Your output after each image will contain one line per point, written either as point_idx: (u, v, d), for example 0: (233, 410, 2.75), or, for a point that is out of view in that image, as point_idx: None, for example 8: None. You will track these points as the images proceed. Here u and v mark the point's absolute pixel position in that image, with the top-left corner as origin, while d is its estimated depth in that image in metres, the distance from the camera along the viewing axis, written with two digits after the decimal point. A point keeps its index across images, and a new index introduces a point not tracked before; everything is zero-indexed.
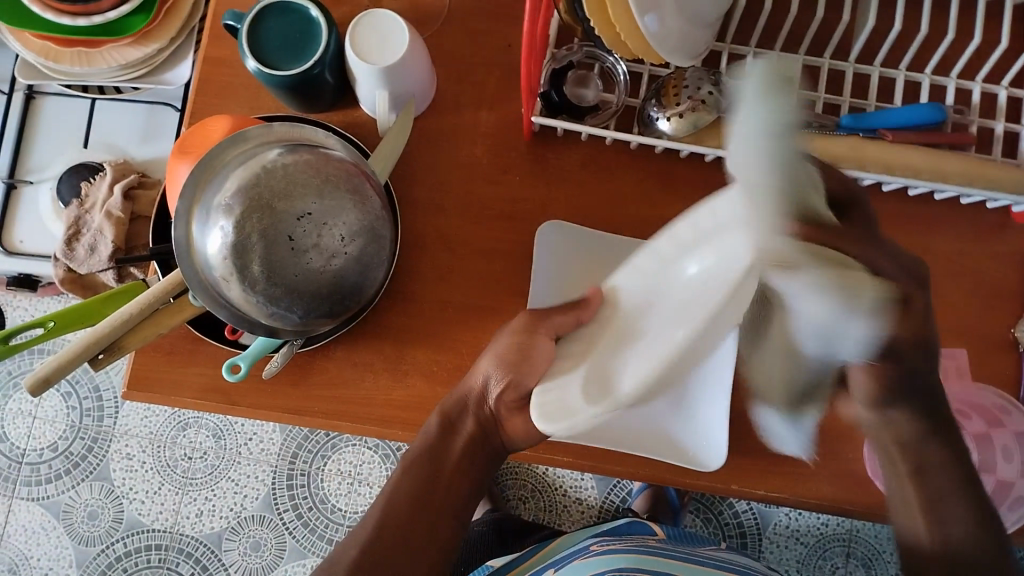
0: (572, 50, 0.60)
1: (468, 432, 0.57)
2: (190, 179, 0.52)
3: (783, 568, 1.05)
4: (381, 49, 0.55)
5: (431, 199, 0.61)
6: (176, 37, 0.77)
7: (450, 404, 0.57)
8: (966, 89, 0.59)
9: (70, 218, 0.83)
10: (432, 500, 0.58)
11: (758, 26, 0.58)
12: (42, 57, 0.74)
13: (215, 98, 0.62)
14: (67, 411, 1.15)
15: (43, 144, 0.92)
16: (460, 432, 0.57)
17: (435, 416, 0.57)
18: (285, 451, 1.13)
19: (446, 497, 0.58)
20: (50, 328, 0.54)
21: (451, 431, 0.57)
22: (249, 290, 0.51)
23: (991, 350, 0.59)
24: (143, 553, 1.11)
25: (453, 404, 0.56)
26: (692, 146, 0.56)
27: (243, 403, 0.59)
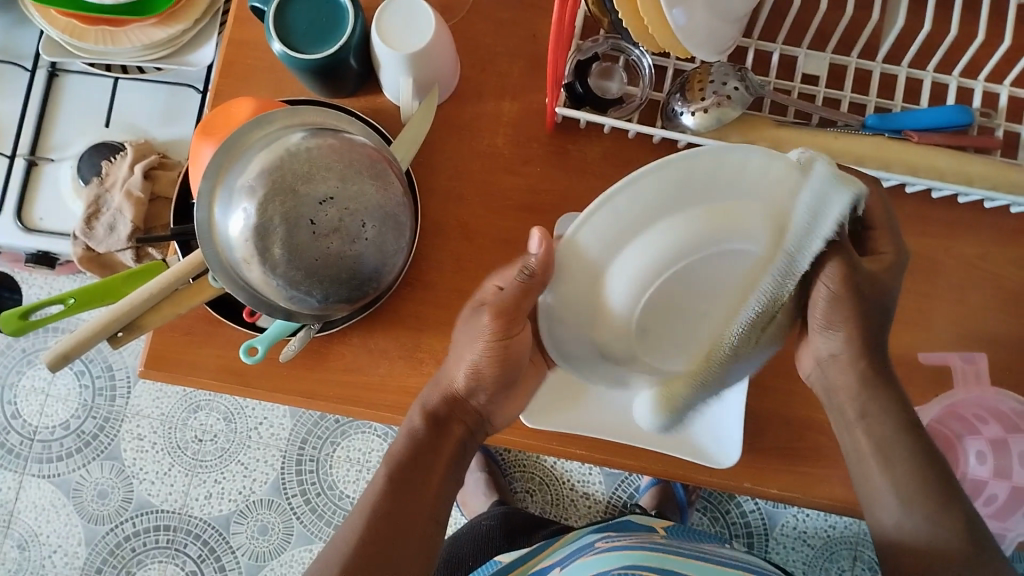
0: (597, 42, 0.59)
1: (458, 431, 0.53)
2: (214, 160, 0.52)
3: (789, 569, 1.05)
4: (406, 36, 0.55)
5: (452, 188, 0.61)
6: (200, 20, 0.77)
7: (437, 402, 0.53)
8: (994, 92, 0.59)
9: (90, 196, 0.83)
10: (427, 505, 0.50)
11: (786, 23, 0.58)
12: (67, 34, 0.74)
13: (239, 81, 0.63)
14: (80, 390, 1.16)
15: (65, 122, 0.92)
16: (450, 426, 0.53)
17: (420, 412, 0.53)
18: (295, 436, 1.14)
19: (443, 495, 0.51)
20: (71, 304, 0.54)
21: (440, 428, 0.52)
22: (270, 273, 0.51)
23: (1010, 356, 0.59)
24: (151, 533, 1.12)
25: (442, 402, 0.52)
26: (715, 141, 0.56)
27: (258, 386, 0.59)
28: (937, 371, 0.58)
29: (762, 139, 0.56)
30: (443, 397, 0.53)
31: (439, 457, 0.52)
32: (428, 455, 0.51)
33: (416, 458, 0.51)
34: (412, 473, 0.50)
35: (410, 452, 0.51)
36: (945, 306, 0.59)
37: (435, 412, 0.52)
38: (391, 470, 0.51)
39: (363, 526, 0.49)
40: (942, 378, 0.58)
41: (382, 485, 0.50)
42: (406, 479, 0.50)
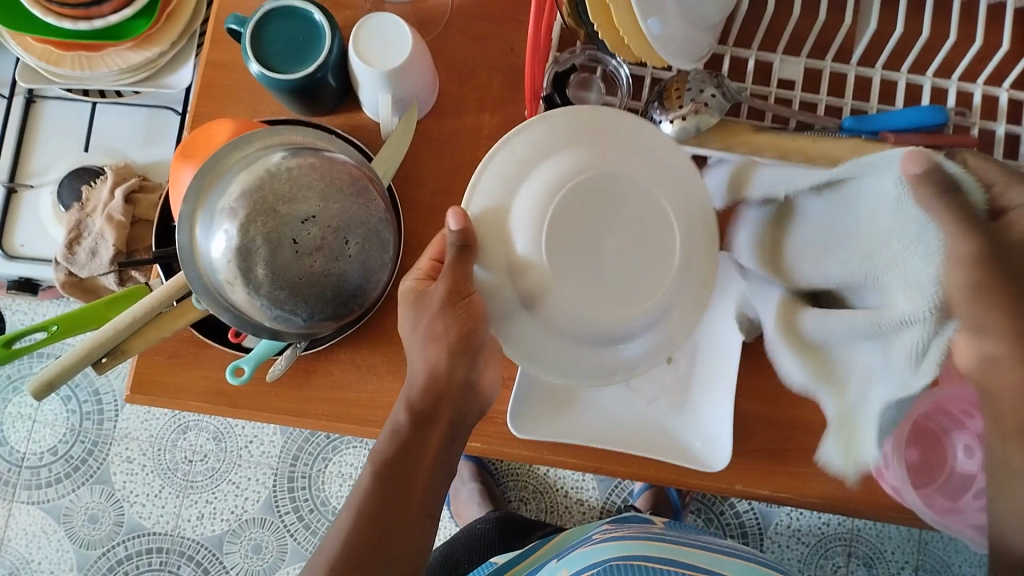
0: (573, 53, 0.60)
1: (443, 421, 0.50)
2: (194, 183, 0.52)
3: (784, 568, 1.05)
4: (386, 52, 0.55)
5: (434, 202, 0.62)
6: (176, 41, 0.77)
7: (416, 399, 0.49)
8: (967, 91, 0.60)
9: (72, 221, 0.83)
10: (413, 506, 0.49)
11: (760, 29, 0.58)
12: (43, 61, 0.74)
13: (218, 102, 0.63)
14: (67, 415, 1.15)
15: (44, 147, 0.92)
16: (435, 423, 0.50)
17: (403, 408, 0.50)
18: (285, 454, 1.13)
19: (432, 495, 0.50)
20: (54, 332, 0.53)
21: (422, 424, 0.49)
22: (254, 293, 0.51)
23: None
24: (144, 556, 1.11)
25: (421, 396, 0.49)
26: (695, 149, 0.56)
27: (247, 406, 0.59)
28: None
29: (740, 145, 0.56)
30: (422, 392, 0.49)
31: (423, 455, 0.50)
32: (411, 456, 0.49)
33: (397, 461, 0.49)
34: (396, 473, 0.49)
35: (392, 455, 0.49)
36: None
37: (416, 407, 0.49)
38: (374, 474, 0.50)
39: (343, 540, 0.49)
40: None
41: (367, 487, 0.49)
42: (393, 478, 0.49)
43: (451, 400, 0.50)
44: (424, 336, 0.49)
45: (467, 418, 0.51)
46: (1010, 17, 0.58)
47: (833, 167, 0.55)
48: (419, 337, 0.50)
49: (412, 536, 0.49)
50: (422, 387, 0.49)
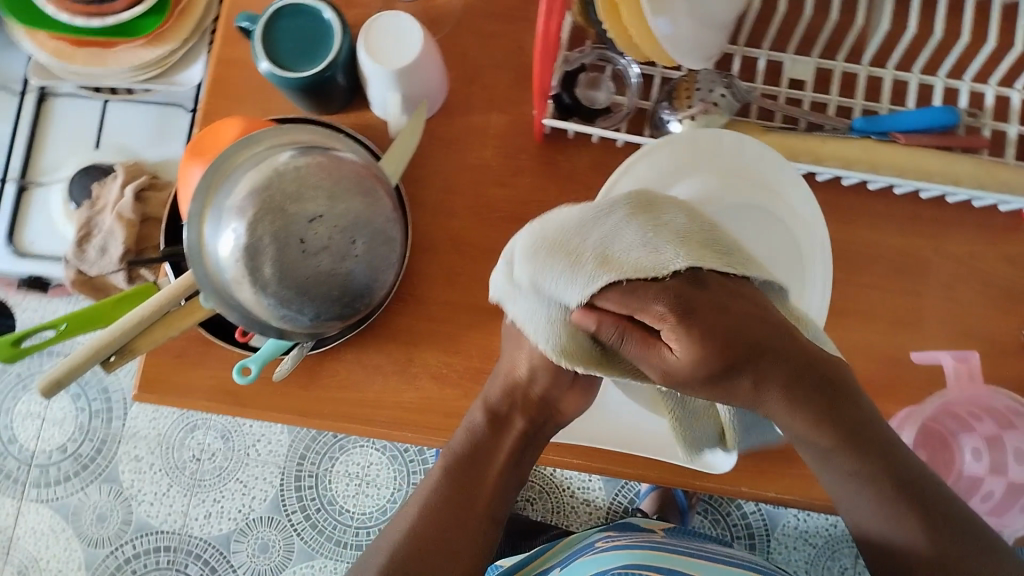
0: (583, 53, 0.59)
1: (516, 427, 0.54)
2: (202, 182, 0.52)
3: (792, 569, 1.05)
4: (393, 51, 0.55)
5: (442, 201, 0.61)
6: (187, 39, 0.77)
7: (494, 399, 0.54)
8: (979, 91, 0.59)
9: (81, 220, 0.83)
10: (479, 505, 0.54)
11: (770, 29, 0.58)
12: (55, 58, 0.74)
13: (227, 101, 0.63)
14: (76, 413, 1.15)
15: (54, 146, 0.92)
16: (510, 429, 0.54)
17: (481, 408, 0.54)
18: (293, 453, 1.13)
19: (498, 496, 0.55)
20: (63, 330, 0.54)
21: (498, 429, 0.54)
22: (261, 292, 0.51)
23: (1004, 353, 0.59)
24: (152, 554, 1.12)
25: (500, 397, 0.54)
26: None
27: (253, 405, 0.59)
28: (931, 370, 0.58)
29: None
30: (501, 392, 0.54)
31: (493, 459, 0.54)
32: (483, 457, 0.54)
33: (469, 459, 0.54)
34: (466, 472, 0.54)
35: (465, 453, 0.54)
36: (936, 305, 0.59)
37: (494, 408, 0.54)
38: (445, 471, 0.54)
39: (406, 531, 0.52)
40: (937, 377, 0.58)
41: (438, 481, 0.54)
42: (461, 475, 0.54)
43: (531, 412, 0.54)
44: (515, 342, 0.53)
45: (542, 430, 0.55)
46: (1021, 16, 0.57)
47: (841, 168, 0.55)
48: (512, 343, 0.53)
49: (467, 528, 0.53)
50: (504, 393, 0.54)
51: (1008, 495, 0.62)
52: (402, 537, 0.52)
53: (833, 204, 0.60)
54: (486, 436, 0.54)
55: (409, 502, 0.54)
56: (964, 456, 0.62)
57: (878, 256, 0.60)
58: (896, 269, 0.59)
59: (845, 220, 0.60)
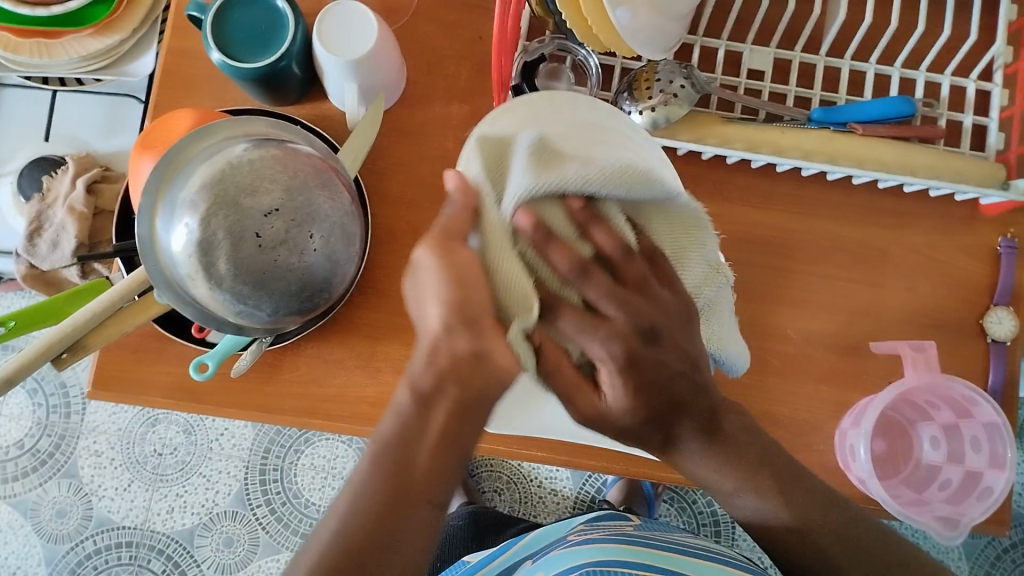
0: (544, 42, 0.59)
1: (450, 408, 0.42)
2: (154, 175, 0.50)
3: (755, 556, 1.06)
4: (349, 40, 0.54)
5: (402, 194, 0.61)
6: (138, 28, 0.75)
7: (419, 376, 0.42)
8: (935, 83, 0.60)
9: (32, 213, 0.81)
10: (423, 482, 0.43)
11: (730, 19, 0.58)
12: (0, 48, 0.72)
13: (180, 91, 0.61)
14: (33, 408, 1.13)
15: (2, 136, 0.90)
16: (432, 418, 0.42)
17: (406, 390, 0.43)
18: (257, 447, 1.12)
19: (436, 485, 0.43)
20: (11, 327, 0.52)
21: (428, 408, 0.42)
22: (216, 288, 0.51)
23: (960, 342, 0.59)
24: (113, 550, 1.10)
25: (424, 371, 0.42)
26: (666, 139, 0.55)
27: (211, 402, 0.58)
28: (888, 360, 0.59)
29: (708, 136, 0.56)
30: (425, 353, 0.41)
31: (433, 441, 0.42)
32: (418, 440, 0.42)
33: (403, 441, 0.43)
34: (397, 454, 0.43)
35: (398, 437, 0.43)
36: (894, 296, 0.60)
37: (425, 396, 0.42)
38: (378, 456, 0.43)
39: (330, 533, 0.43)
40: (895, 367, 0.59)
41: (370, 470, 0.43)
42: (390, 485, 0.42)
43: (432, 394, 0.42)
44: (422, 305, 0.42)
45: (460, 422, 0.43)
46: (977, 9, 0.58)
47: (800, 158, 0.55)
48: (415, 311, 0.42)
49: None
50: (432, 371, 0.41)
51: (964, 480, 0.60)
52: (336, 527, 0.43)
53: (794, 195, 0.60)
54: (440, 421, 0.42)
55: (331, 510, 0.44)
56: (922, 444, 0.64)
57: (837, 246, 0.60)
58: (855, 259, 0.60)
59: (805, 210, 0.60)
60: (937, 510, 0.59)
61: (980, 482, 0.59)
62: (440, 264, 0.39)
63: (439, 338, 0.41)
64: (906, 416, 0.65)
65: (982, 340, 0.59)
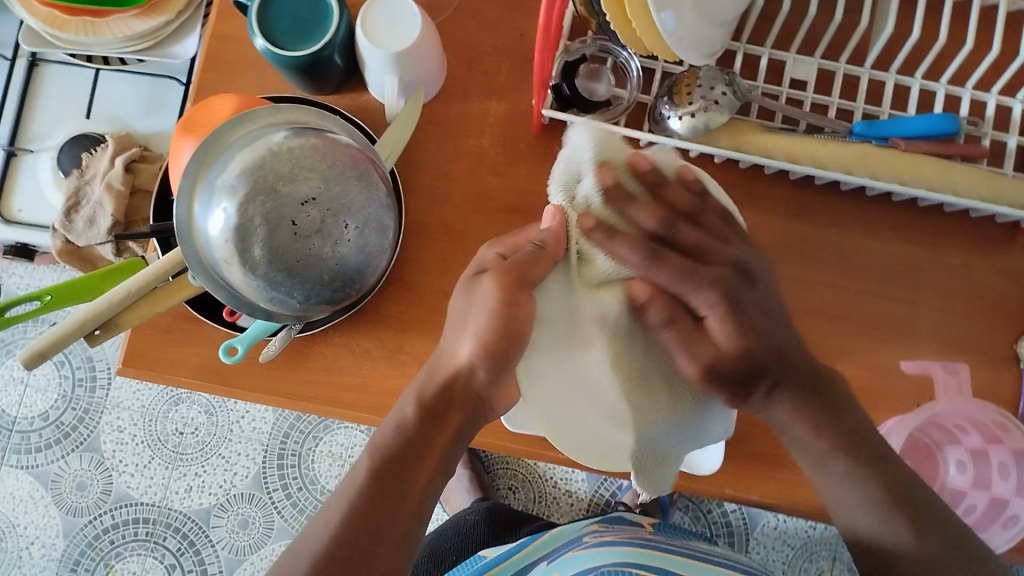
0: (585, 43, 0.59)
1: (452, 423, 0.51)
2: (194, 158, 0.51)
3: (768, 569, 1.05)
4: (392, 34, 0.54)
5: (436, 189, 0.61)
6: (183, 11, 0.76)
7: (429, 392, 0.50)
8: (981, 101, 0.59)
9: (70, 189, 0.82)
10: (416, 488, 0.49)
11: (775, 28, 0.58)
12: (47, 24, 0.73)
13: (221, 77, 0.62)
14: (60, 381, 1.15)
15: (43, 111, 0.91)
16: (445, 423, 0.50)
17: (412, 401, 0.50)
18: (276, 432, 1.13)
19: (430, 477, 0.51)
20: (47, 301, 0.53)
21: (433, 420, 0.50)
22: (250, 273, 0.51)
23: (991, 364, 0.59)
24: (131, 526, 1.11)
25: (434, 392, 0.50)
26: (704, 145, 0.55)
27: (237, 385, 0.59)
28: (917, 378, 0.59)
29: (747, 145, 0.55)
30: (438, 384, 0.50)
31: (430, 449, 0.50)
32: (418, 450, 0.49)
33: (402, 455, 0.49)
34: (399, 460, 0.49)
35: (398, 446, 0.49)
36: (927, 315, 0.59)
37: (428, 405, 0.50)
38: (374, 463, 0.49)
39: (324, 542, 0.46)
40: (923, 387, 0.59)
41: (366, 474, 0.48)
42: (393, 479, 0.48)
43: (466, 408, 0.51)
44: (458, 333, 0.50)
45: (472, 425, 0.52)
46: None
47: (839, 171, 0.55)
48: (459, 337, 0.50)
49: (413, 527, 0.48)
50: (439, 386, 0.50)
51: (990, 507, 0.61)
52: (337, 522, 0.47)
53: (829, 208, 0.60)
54: (434, 440, 0.50)
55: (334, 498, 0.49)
56: (948, 467, 0.63)
57: (871, 261, 0.59)
58: (888, 275, 0.59)
59: (839, 224, 0.60)
60: None
61: (1006, 510, 0.59)
62: (499, 303, 0.47)
63: (465, 368, 0.50)
64: (933, 438, 0.63)
65: (1015, 364, 0.59)
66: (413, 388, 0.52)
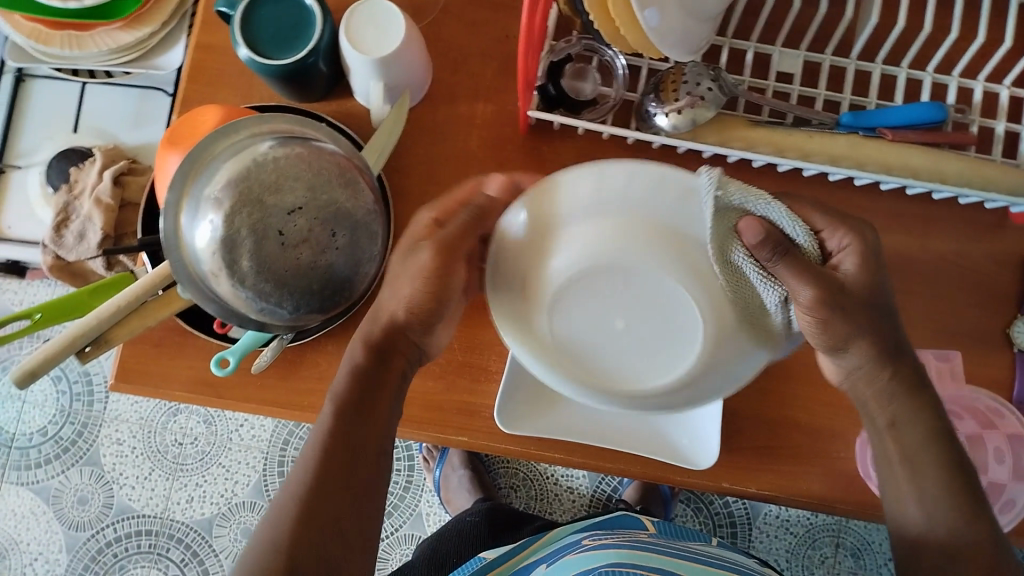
0: (571, 42, 0.58)
1: (400, 365, 0.51)
2: (179, 171, 0.51)
3: (772, 559, 1.05)
4: (376, 39, 0.54)
5: (424, 192, 0.61)
6: (167, 21, 0.76)
7: (376, 335, 0.50)
8: (968, 88, 0.59)
9: (59, 204, 0.82)
10: (375, 432, 0.50)
11: (760, 21, 0.57)
12: (31, 39, 0.73)
13: (206, 87, 0.61)
14: (57, 396, 1.15)
15: (31, 127, 0.91)
16: (391, 365, 0.51)
17: (360, 345, 0.50)
18: (275, 439, 1.13)
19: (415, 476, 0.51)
20: (37, 319, 0.53)
21: (382, 360, 0.50)
22: (239, 285, 0.51)
23: (986, 350, 0.59)
24: (133, 538, 1.11)
25: (382, 336, 0.50)
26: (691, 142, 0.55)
27: (231, 397, 0.58)
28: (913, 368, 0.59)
29: (734, 140, 0.55)
30: (381, 328, 0.50)
31: (384, 389, 0.50)
32: (374, 388, 0.50)
33: (362, 392, 0.50)
34: (356, 412, 0.49)
35: (356, 386, 0.50)
36: (920, 303, 0.59)
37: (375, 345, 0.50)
38: (338, 406, 0.50)
39: (296, 515, 0.47)
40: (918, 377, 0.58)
41: (331, 420, 0.49)
42: (355, 421, 0.49)
43: (409, 346, 0.51)
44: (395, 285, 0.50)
45: (416, 361, 0.53)
46: (1012, 13, 0.57)
47: (828, 163, 0.54)
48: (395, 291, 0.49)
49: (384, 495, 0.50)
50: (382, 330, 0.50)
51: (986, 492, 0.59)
52: (308, 470, 0.48)
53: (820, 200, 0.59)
54: (387, 380, 0.50)
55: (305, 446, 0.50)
56: None
57: None
58: None
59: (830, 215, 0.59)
60: None
61: (1002, 494, 0.58)
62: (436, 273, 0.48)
63: (396, 322, 0.50)
64: None
65: (1010, 350, 0.59)
66: (364, 324, 0.52)
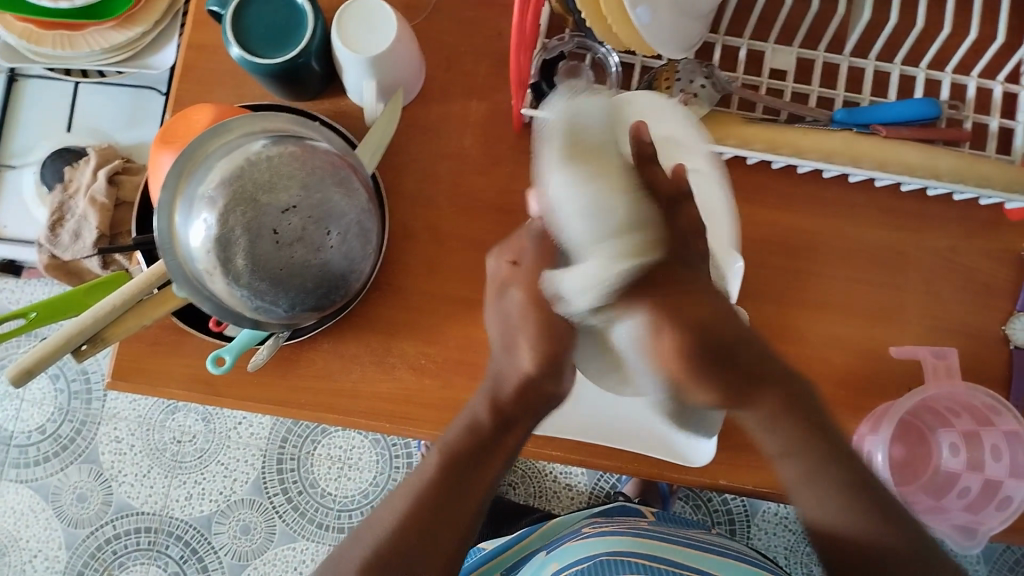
0: (562, 40, 0.58)
1: (522, 427, 0.51)
2: (173, 169, 0.50)
3: (771, 555, 1.05)
4: (367, 38, 0.54)
5: (420, 191, 0.61)
6: (159, 20, 0.76)
7: (505, 397, 0.51)
8: (961, 84, 0.59)
9: (54, 203, 0.82)
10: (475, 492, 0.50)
11: (753, 18, 0.57)
12: (24, 40, 0.72)
13: (200, 86, 0.61)
14: (55, 394, 1.15)
15: (27, 127, 0.91)
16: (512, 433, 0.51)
17: (487, 404, 0.51)
18: (274, 436, 1.13)
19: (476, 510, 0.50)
20: (32, 318, 0.53)
21: (504, 429, 0.51)
22: (234, 283, 0.51)
23: (980, 345, 0.59)
24: (132, 535, 1.11)
25: (512, 398, 0.50)
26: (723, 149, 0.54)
27: (227, 395, 0.59)
28: (908, 364, 0.59)
29: (729, 135, 0.55)
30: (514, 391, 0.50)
31: (490, 461, 0.50)
32: (483, 455, 0.50)
33: (467, 456, 0.50)
34: (461, 472, 0.50)
35: (463, 448, 0.50)
36: (916, 300, 0.59)
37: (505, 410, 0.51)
38: (442, 464, 0.50)
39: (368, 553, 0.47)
40: (913, 374, 0.58)
41: (432, 480, 0.49)
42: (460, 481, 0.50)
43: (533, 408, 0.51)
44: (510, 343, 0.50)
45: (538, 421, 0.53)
46: (1005, 9, 0.57)
47: (822, 160, 0.54)
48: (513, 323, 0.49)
49: (459, 526, 0.49)
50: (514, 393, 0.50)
51: (983, 490, 0.60)
52: None
53: (814, 196, 0.60)
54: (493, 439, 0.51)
55: (403, 484, 0.51)
56: (942, 451, 0.63)
57: (858, 249, 0.59)
58: (875, 262, 0.59)
59: (824, 212, 0.60)
60: (954, 518, 0.59)
61: (999, 491, 0.58)
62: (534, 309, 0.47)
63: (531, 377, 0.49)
64: (925, 422, 0.64)
65: (1004, 345, 0.59)
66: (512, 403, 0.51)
